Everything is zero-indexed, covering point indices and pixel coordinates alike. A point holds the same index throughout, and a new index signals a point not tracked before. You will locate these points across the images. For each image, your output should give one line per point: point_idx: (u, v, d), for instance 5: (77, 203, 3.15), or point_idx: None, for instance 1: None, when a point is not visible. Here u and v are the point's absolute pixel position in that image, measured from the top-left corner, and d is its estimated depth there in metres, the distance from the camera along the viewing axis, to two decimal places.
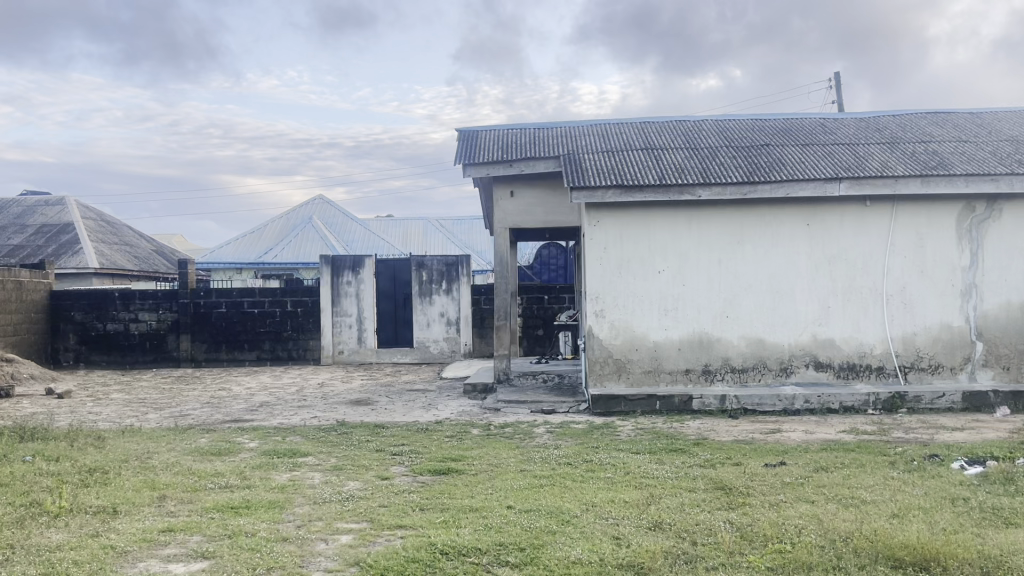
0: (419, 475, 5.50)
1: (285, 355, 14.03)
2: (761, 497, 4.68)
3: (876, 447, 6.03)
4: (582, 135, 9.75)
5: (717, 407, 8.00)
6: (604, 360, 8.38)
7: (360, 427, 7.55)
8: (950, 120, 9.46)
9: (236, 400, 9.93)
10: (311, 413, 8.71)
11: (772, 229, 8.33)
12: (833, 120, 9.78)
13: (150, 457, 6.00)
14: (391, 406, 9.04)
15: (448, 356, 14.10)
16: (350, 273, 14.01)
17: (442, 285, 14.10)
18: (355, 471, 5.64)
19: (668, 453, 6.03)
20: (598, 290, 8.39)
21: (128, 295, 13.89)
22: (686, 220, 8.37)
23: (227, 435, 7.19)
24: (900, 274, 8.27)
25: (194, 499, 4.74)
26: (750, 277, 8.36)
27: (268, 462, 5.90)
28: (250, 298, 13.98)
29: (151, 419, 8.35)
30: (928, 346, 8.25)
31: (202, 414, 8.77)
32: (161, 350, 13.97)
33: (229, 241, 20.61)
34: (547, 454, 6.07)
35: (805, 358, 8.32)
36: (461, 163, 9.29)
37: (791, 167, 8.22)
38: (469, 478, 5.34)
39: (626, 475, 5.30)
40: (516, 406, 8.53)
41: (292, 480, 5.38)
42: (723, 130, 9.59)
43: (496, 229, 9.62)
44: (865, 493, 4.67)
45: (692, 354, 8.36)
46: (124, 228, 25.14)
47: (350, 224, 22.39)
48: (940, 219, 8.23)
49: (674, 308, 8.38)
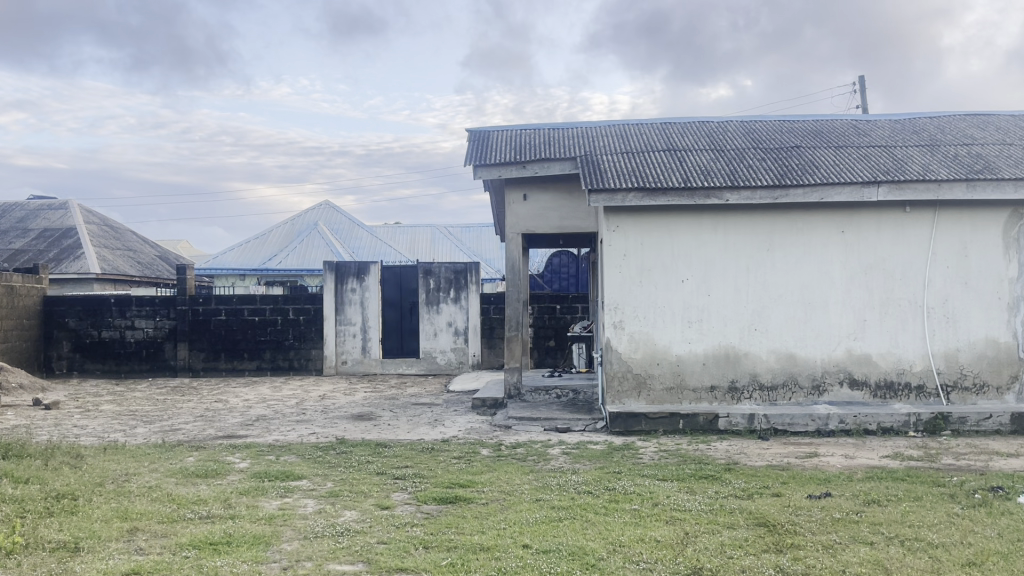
0: (423, 504, 4.95)
1: (286, 365, 13.52)
2: (811, 537, 4.12)
3: (927, 477, 5.46)
4: (600, 136, 9.21)
5: (744, 427, 7.43)
6: (623, 375, 7.84)
7: (360, 445, 7.00)
8: (992, 122, 8.89)
9: (232, 413, 9.40)
10: (309, 428, 8.18)
11: (804, 237, 7.76)
12: (866, 122, 9.22)
13: (129, 479, 5.47)
14: (396, 422, 8.49)
15: (455, 367, 13.55)
16: (355, 281, 13.50)
17: (450, 293, 13.55)
18: (352, 498, 5.08)
19: (698, 481, 5.46)
20: (616, 300, 7.84)
21: (125, 302, 13.40)
22: (711, 226, 7.82)
23: (217, 453, 6.66)
24: (943, 286, 7.69)
25: (169, 533, 4.21)
26: (780, 287, 7.80)
27: (257, 486, 5.36)
28: (250, 305, 13.48)
29: (140, 434, 7.82)
30: (973, 363, 7.66)
31: (194, 429, 8.24)
32: (158, 359, 13.48)
33: (233, 246, 20.15)
34: (565, 480, 5.50)
35: (839, 375, 7.74)
36: (471, 164, 8.76)
37: (825, 170, 7.68)
38: (479, 509, 4.78)
39: (654, 508, 4.73)
40: (528, 424, 7.97)
41: (282, 509, 4.83)
42: (750, 131, 9.04)
43: (508, 234, 9.08)
44: (931, 534, 4.11)
45: (718, 369, 7.80)
46: (127, 232, 24.86)
47: (357, 231, 21.91)
48: (986, 226, 7.65)
49: (698, 320, 7.83)
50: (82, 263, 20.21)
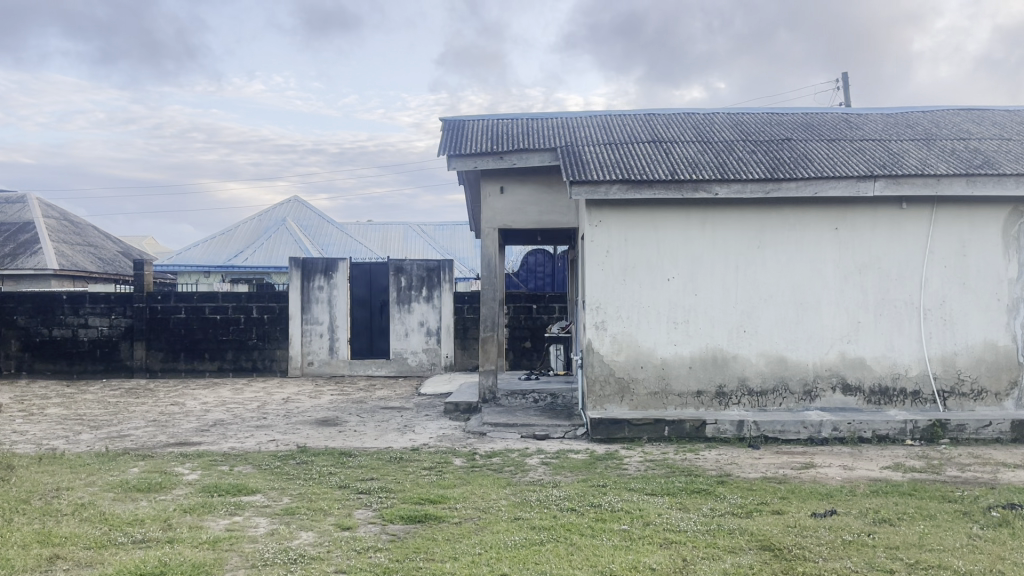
0: (389, 524, 4.44)
1: (249, 366, 12.91)
2: (823, 564, 3.68)
3: (935, 491, 5.05)
4: (580, 127, 8.75)
5: (733, 434, 7.00)
6: (604, 379, 7.39)
7: (323, 454, 6.47)
8: (987, 117, 8.56)
9: (187, 417, 8.80)
10: (268, 434, 7.63)
11: (796, 234, 7.37)
12: (858, 115, 8.85)
13: (59, 495, 4.90)
14: (362, 427, 7.96)
15: (427, 368, 13.04)
16: (322, 278, 12.92)
17: (422, 291, 13.02)
18: (309, 517, 4.56)
19: (690, 496, 5.01)
20: (599, 299, 7.40)
21: (77, 299, 12.69)
22: (699, 221, 7.40)
23: (165, 464, 6.09)
24: (940, 286, 7.33)
25: (95, 561, 3.67)
26: (771, 287, 7.40)
27: (205, 503, 4.81)
28: (212, 303, 12.86)
29: (83, 441, 7.21)
30: (970, 368, 7.31)
31: (144, 435, 7.65)
32: (113, 359, 12.80)
33: (198, 242, 19.44)
34: (545, 495, 5.02)
35: (832, 379, 7.36)
36: (445, 154, 8.25)
37: (818, 163, 7.28)
38: (451, 530, 4.29)
39: (645, 528, 4.27)
40: (504, 431, 7.48)
41: (229, 531, 4.29)
42: (739, 123, 8.64)
43: (484, 229, 8.59)
44: (956, 560, 3.69)
45: (705, 373, 7.38)
46: (88, 227, 24.00)
47: (326, 228, 21.31)
48: (986, 224, 7.30)
49: (685, 321, 7.40)
50: (39, 258, 19.39)
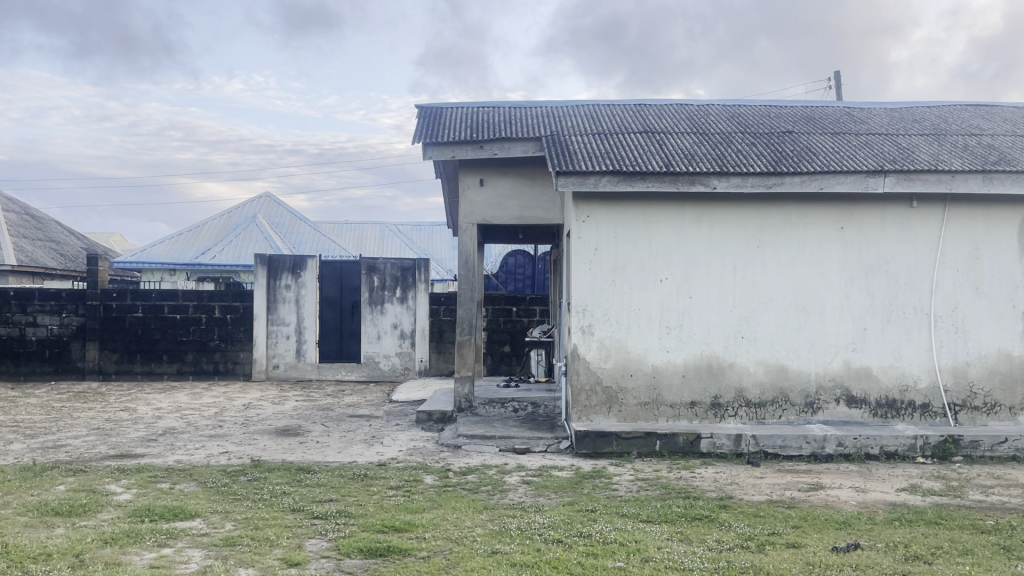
0: (345, 560, 3.79)
1: (210, 369, 12.19)
2: None
3: (964, 519, 4.50)
4: (567, 116, 8.15)
5: (730, 450, 6.43)
6: (591, 389, 6.79)
7: (278, 470, 5.79)
8: (997, 113, 8.06)
9: (135, 425, 8.07)
10: (221, 445, 6.95)
11: (799, 233, 6.81)
12: (860, 109, 8.32)
13: None
14: (326, 439, 7.29)
15: (400, 373, 12.38)
16: (289, 276, 12.21)
17: (396, 292, 12.36)
18: (251, 550, 3.90)
19: (692, 524, 4.42)
20: (586, 302, 6.80)
21: (25, 295, 11.90)
22: (695, 217, 6.82)
23: (96, 480, 5.39)
24: (951, 292, 6.81)
25: None
26: (771, 290, 6.84)
27: (132, 531, 4.14)
28: (171, 302, 12.12)
29: (12, 452, 6.48)
30: (983, 380, 6.79)
31: (83, 445, 6.92)
32: (64, 360, 12.02)
33: (164, 239, 18.64)
34: (527, 522, 4.39)
35: (835, 391, 6.81)
36: (420, 142, 7.60)
37: (824, 157, 6.74)
38: (417, 566, 3.66)
39: (645, 566, 3.66)
40: (481, 444, 6.86)
41: (154, 567, 3.62)
42: (736, 115, 8.08)
43: (462, 224, 7.95)
44: None
45: (699, 383, 6.80)
46: (51, 222, 23.12)
47: (299, 225, 20.58)
48: (1001, 225, 6.79)
49: (678, 326, 6.82)
50: None
